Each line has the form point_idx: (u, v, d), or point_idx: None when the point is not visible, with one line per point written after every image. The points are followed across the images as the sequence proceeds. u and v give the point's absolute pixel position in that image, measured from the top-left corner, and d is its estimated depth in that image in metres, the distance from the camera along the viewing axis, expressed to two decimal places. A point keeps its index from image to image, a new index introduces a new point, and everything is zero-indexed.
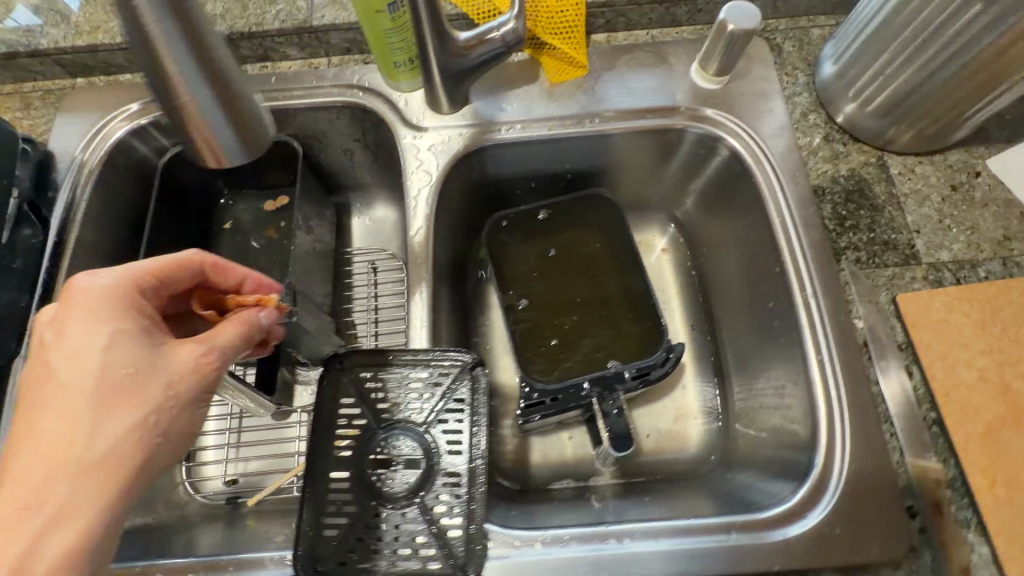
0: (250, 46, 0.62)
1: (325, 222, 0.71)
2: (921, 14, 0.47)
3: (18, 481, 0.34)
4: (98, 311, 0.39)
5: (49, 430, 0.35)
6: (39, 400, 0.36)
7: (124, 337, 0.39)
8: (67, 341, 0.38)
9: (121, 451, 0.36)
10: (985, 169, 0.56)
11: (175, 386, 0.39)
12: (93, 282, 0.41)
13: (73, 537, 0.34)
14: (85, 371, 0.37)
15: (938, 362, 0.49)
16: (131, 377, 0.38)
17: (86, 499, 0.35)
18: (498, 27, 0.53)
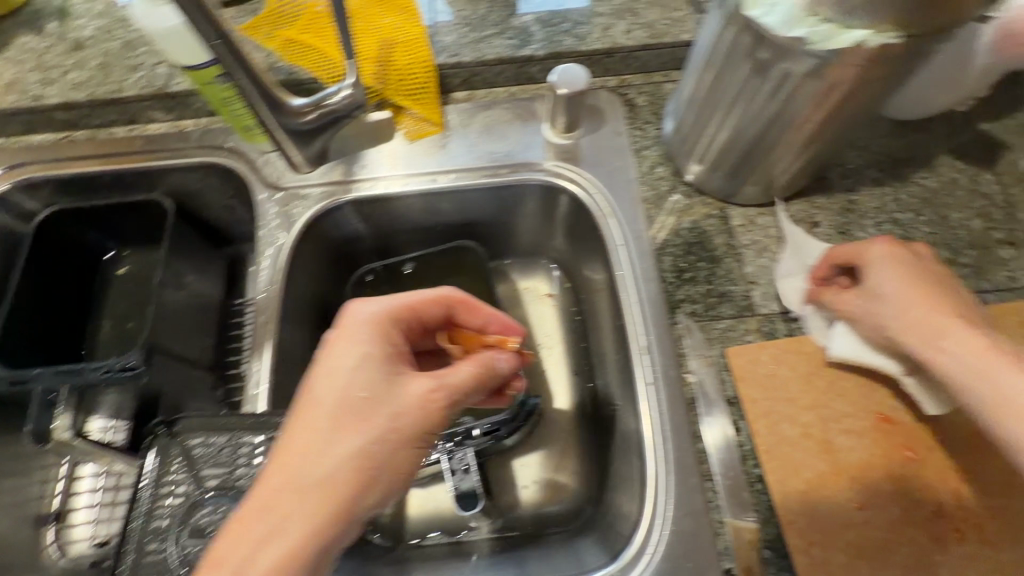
0: (114, 111, 0.64)
1: (207, 276, 0.72)
2: (717, 82, 0.48)
3: (247, 499, 0.35)
4: (357, 334, 0.41)
5: (296, 444, 0.36)
6: (300, 413, 0.38)
7: (371, 362, 0.40)
8: (323, 361, 0.40)
9: (340, 477, 0.36)
10: (823, 220, 0.57)
11: (397, 418, 0.38)
12: (360, 312, 0.43)
13: (281, 562, 0.33)
14: (332, 392, 0.38)
15: (762, 418, 0.48)
16: (366, 400, 0.38)
17: (295, 522, 0.34)
18: (336, 93, 0.55)
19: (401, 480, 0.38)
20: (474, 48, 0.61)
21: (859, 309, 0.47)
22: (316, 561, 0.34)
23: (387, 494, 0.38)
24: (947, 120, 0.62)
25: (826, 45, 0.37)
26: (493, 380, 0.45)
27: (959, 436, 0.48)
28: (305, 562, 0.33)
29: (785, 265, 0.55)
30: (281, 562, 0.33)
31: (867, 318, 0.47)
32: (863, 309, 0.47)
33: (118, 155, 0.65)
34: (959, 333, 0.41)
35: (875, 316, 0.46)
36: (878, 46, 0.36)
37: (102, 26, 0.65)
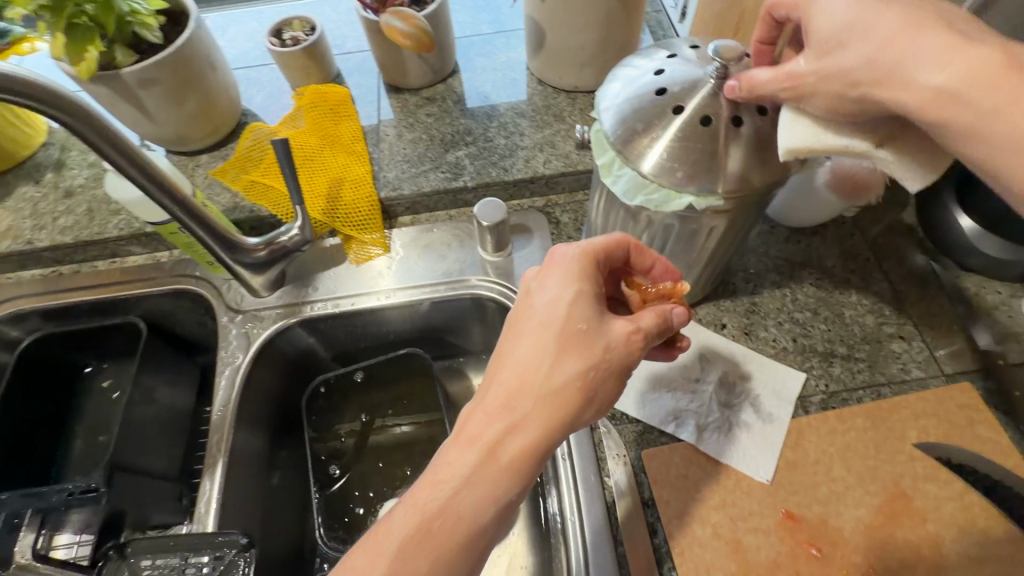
0: (97, 248, 0.72)
1: (177, 388, 0.77)
2: (609, 217, 0.56)
3: (492, 393, 0.39)
4: (574, 268, 0.43)
5: (525, 357, 0.40)
6: (523, 327, 0.41)
7: (588, 294, 0.42)
8: (546, 288, 0.43)
9: (568, 393, 0.39)
10: (729, 322, 0.63)
11: (611, 351, 0.40)
12: (568, 250, 0.45)
13: (525, 450, 0.38)
14: (557, 317, 0.41)
15: (675, 520, 0.52)
16: (586, 329, 0.40)
17: (536, 422, 0.38)
18: (286, 232, 0.63)
19: (609, 403, 0.41)
20: (413, 183, 0.71)
21: (815, 78, 0.40)
22: (548, 454, 0.39)
23: (598, 413, 0.41)
24: (837, 225, 0.70)
25: (666, 206, 0.44)
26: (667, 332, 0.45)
27: (862, 530, 0.50)
28: (542, 454, 0.38)
29: (655, 379, 0.59)
30: (525, 449, 0.38)
31: (829, 84, 0.40)
32: (820, 75, 0.40)
33: (97, 285, 0.73)
34: (943, 59, 0.37)
35: (837, 74, 0.39)
36: (706, 204, 0.43)
37: (92, 175, 0.75)
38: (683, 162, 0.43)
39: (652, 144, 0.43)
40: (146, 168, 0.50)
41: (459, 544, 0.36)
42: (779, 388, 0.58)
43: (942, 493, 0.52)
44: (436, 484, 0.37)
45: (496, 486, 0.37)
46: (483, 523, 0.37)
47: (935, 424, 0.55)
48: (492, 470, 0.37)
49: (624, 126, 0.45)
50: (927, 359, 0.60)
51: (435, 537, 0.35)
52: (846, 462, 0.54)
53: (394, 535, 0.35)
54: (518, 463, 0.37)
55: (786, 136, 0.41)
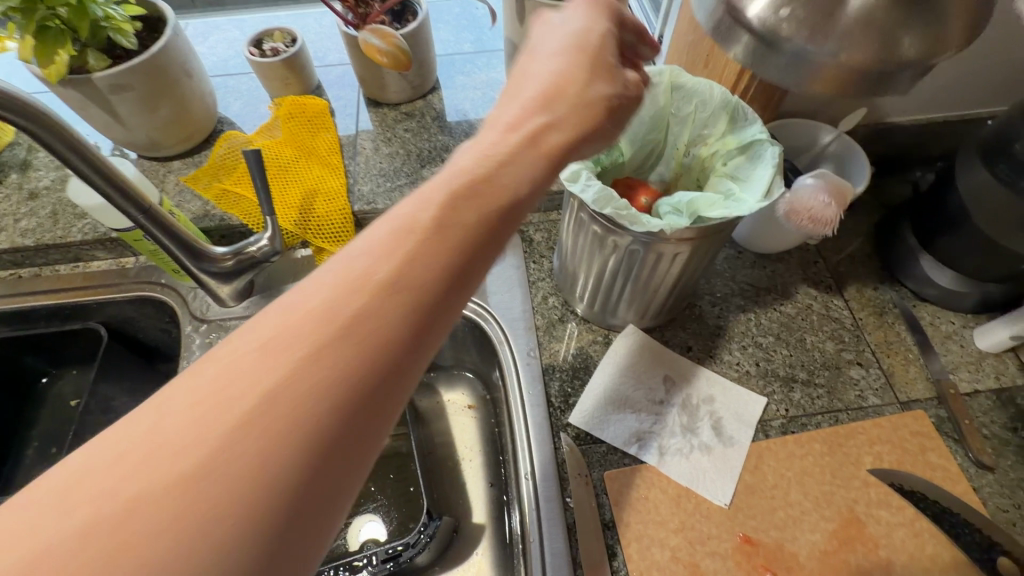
0: (59, 252, 0.70)
1: (138, 396, 0.75)
2: (579, 238, 0.57)
3: (523, 93, 0.38)
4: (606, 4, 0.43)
5: (559, 64, 0.39)
6: (549, 45, 0.40)
7: (615, 29, 0.42)
8: (575, 16, 0.42)
9: (600, 105, 0.39)
10: (696, 345, 0.64)
11: (633, 84, 0.41)
12: None
13: (564, 144, 0.37)
14: (593, 34, 0.41)
15: (634, 542, 0.52)
16: (616, 56, 0.41)
17: (572, 119, 0.37)
18: (256, 242, 0.62)
19: (615, 140, 0.42)
20: (388, 196, 0.71)
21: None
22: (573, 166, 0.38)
23: (606, 148, 0.41)
24: (802, 252, 0.72)
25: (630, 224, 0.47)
26: None
27: (816, 555, 0.51)
28: (572, 156, 0.38)
29: (620, 402, 0.60)
30: (567, 140, 0.37)
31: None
32: None
33: (59, 291, 0.71)
34: None
35: None
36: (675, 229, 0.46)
37: (58, 177, 0.74)
38: (794, 19, 0.37)
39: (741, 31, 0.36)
40: (108, 172, 0.49)
41: (500, 215, 0.32)
42: (741, 412, 0.59)
43: (893, 519, 0.53)
44: (477, 156, 0.33)
45: (539, 166, 0.35)
46: (522, 202, 0.34)
47: (889, 450, 0.57)
48: (535, 151, 0.35)
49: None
50: (884, 386, 0.61)
51: (482, 196, 0.32)
52: (803, 487, 0.55)
53: (433, 196, 0.31)
54: (559, 154, 0.36)
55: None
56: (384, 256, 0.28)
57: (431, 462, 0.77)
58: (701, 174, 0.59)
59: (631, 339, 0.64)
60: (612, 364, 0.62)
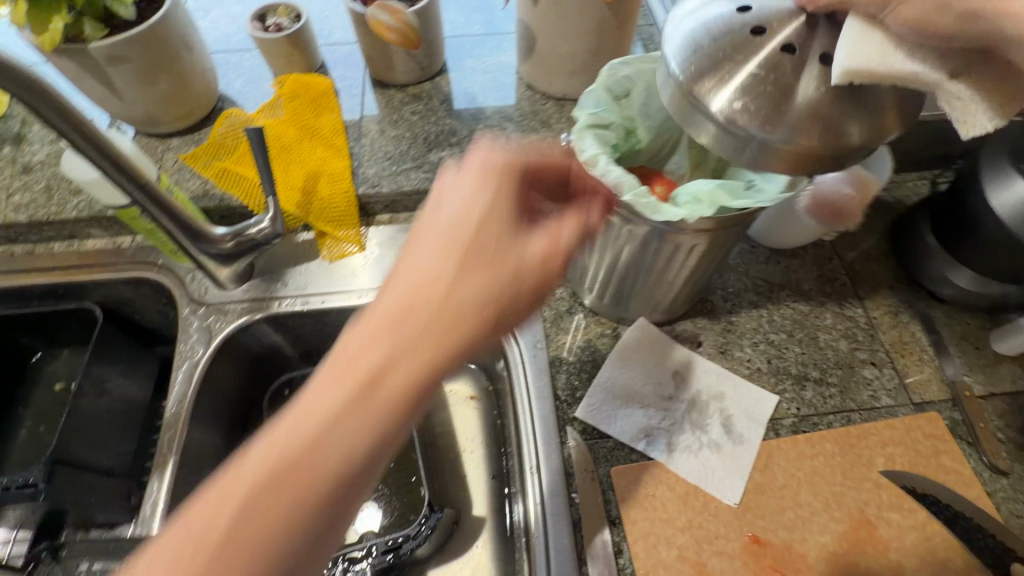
0: (53, 229, 0.68)
1: (132, 378, 0.73)
2: (593, 227, 0.55)
3: (382, 304, 0.33)
4: (492, 180, 0.37)
5: (423, 264, 0.34)
6: (421, 237, 0.36)
7: (506, 200, 0.37)
8: (454, 199, 0.37)
9: (468, 320, 0.34)
10: (706, 340, 0.63)
11: (519, 273, 0.36)
12: (491, 152, 0.38)
13: (413, 376, 0.32)
14: (466, 220, 0.36)
15: (640, 540, 0.51)
16: (492, 241, 0.36)
17: (430, 351, 0.33)
18: (256, 224, 0.59)
19: (510, 330, 0.37)
20: (394, 179, 0.69)
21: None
22: (439, 388, 0.34)
23: (499, 339, 0.37)
24: (815, 248, 0.70)
25: (651, 213, 0.45)
26: (587, 236, 0.41)
27: (826, 557, 0.50)
28: (433, 388, 0.34)
29: (628, 397, 0.59)
30: (415, 370, 0.32)
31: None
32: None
33: (54, 270, 0.69)
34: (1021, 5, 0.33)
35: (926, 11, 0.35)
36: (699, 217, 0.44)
37: (52, 151, 0.71)
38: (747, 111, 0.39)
39: (717, 86, 0.40)
40: (101, 144, 0.46)
41: (332, 483, 0.31)
42: (752, 410, 0.58)
43: (904, 522, 0.52)
44: (304, 409, 0.31)
45: (376, 419, 0.32)
46: (364, 455, 0.32)
47: (901, 452, 0.55)
48: (370, 401, 0.32)
49: (688, 54, 0.42)
50: (897, 387, 0.60)
51: (299, 482, 0.30)
52: (813, 487, 0.53)
53: (248, 473, 0.30)
54: (405, 389, 0.32)
55: (848, 53, 0.37)
56: (196, 550, 0.28)
57: (432, 453, 0.76)
58: (719, 164, 0.57)
59: (639, 333, 0.62)
60: (620, 358, 0.61)
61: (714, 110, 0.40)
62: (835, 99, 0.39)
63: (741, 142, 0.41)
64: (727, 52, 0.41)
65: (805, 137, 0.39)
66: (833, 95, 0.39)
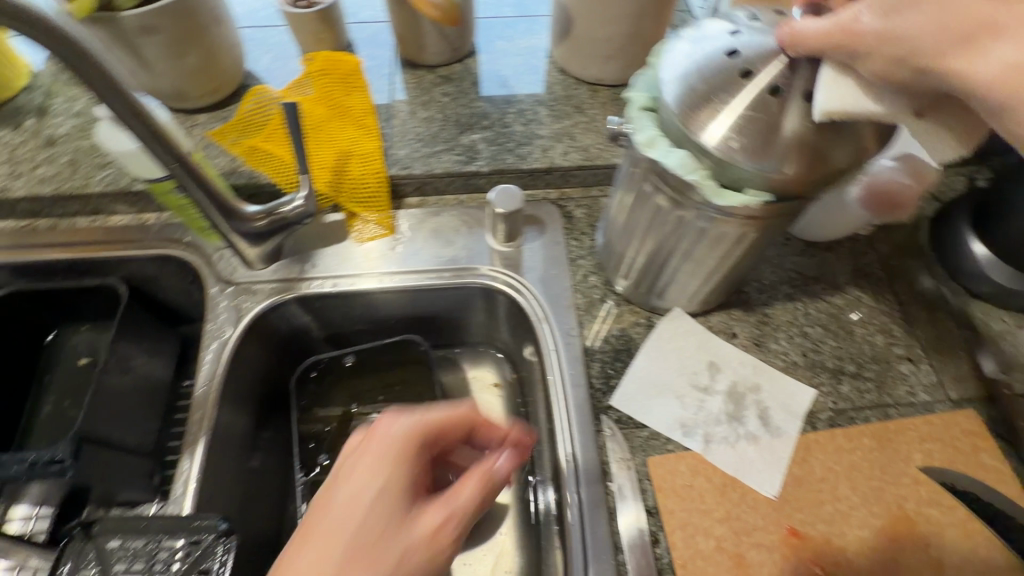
0: (78, 204, 0.67)
1: (154, 357, 0.73)
2: (637, 213, 0.54)
3: (289, 563, 0.38)
4: (386, 458, 0.43)
5: (310, 554, 0.38)
6: (321, 525, 0.40)
7: (403, 477, 0.42)
8: (348, 480, 0.42)
9: None
10: (741, 331, 0.62)
11: (406, 556, 0.39)
12: (392, 426, 0.44)
13: None
14: (353, 519, 0.40)
15: (678, 530, 0.50)
16: (379, 537, 0.39)
17: None
18: (289, 202, 0.58)
19: None
20: (425, 162, 0.67)
21: (874, 40, 0.36)
22: None
23: None
24: (850, 242, 0.69)
25: (710, 196, 0.44)
26: (490, 498, 0.45)
27: (865, 551, 0.50)
28: None
29: (663, 386, 0.58)
30: None
31: (885, 47, 0.35)
32: (877, 37, 0.36)
33: (78, 245, 0.67)
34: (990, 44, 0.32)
35: (901, 39, 0.35)
36: (757, 202, 0.43)
37: (77, 124, 0.70)
38: (743, 146, 0.41)
39: (716, 116, 0.42)
40: (141, 114, 0.45)
41: None
42: (788, 402, 0.57)
43: (943, 519, 0.51)
44: None
45: None
46: None
47: (939, 448, 0.55)
48: None
49: (682, 92, 0.44)
50: (934, 384, 0.60)
51: None
52: (851, 482, 0.53)
53: None
54: None
55: (826, 97, 0.38)
56: None
57: None
58: None
59: (675, 323, 0.61)
60: (655, 347, 0.60)
61: (708, 144, 0.42)
62: (818, 133, 0.41)
63: (735, 172, 0.43)
64: (716, 92, 0.42)
65: (792, 166, 0.41)
66: (816, 130, 0.41)
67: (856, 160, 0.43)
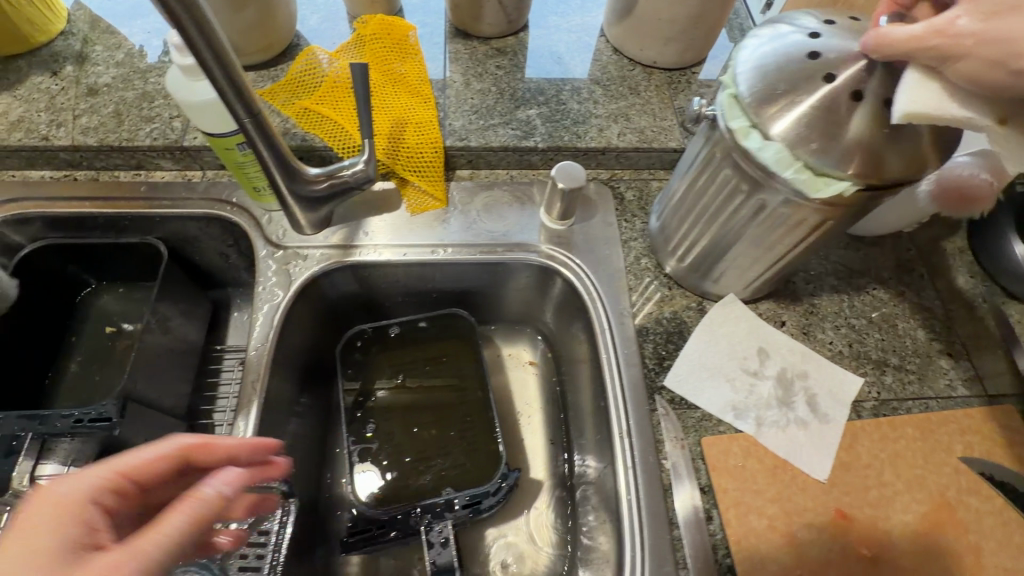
0: (121, 156, 0.65)
1: (190, 320, 0.71)
2: (705, 196, 0.54)
3: None
4: (51, 511, 0.31)
5: None
6: None
7: (73, 528, 0.31)
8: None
9: None
10: (789, 320, 0.63)
11: None
12: (59, 482, 0.33)
13: None
14: None
15: (732, 508, 0.52)
16: None
17: None
18: (350, 166, 0.57)
19: None
20: (481, 134, 0.67)
21: (972, 42, 0.33)
22: None
23: None
24: (892, 238, 0.71)
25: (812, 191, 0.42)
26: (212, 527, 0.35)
27: (908, 535, 0.52)
28: None
29: (715, 369, 0.59)
30: None
31: (984, 50, 0.33)
32: (976, 40, 0.33)
33: (118, 199, 0.65)
34: None
35: (999, 40, 0.32)
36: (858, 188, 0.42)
37: (119, 73, 0.68)
38: (806, 141, 0.41)
39: (780, 113, 0.42)
40: (230, 68, 0.44)
41: None
42: (835, 391, 0.59)
43: (982, 507, 0.53)
44: None
45: None
46: None
47: (979, 440, 0.57)
48: None
49: (758, 85, 0.43)
50: (972, 378, 0.62)
51: None
52: (895, 468, 0.55)
53: None
54: None
55: (907, 101, 0.37)
56: None
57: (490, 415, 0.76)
58: None
59: (725, 308, 0.62)
60: (706, 331, 0.61)
61: (772, 134, 0.42)
62: (884, 139, 0.40)
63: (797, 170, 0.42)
64: (787, 84, 0.42)
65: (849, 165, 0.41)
66: (878, 134, 0.40)
67: (908, 170, 0.41)
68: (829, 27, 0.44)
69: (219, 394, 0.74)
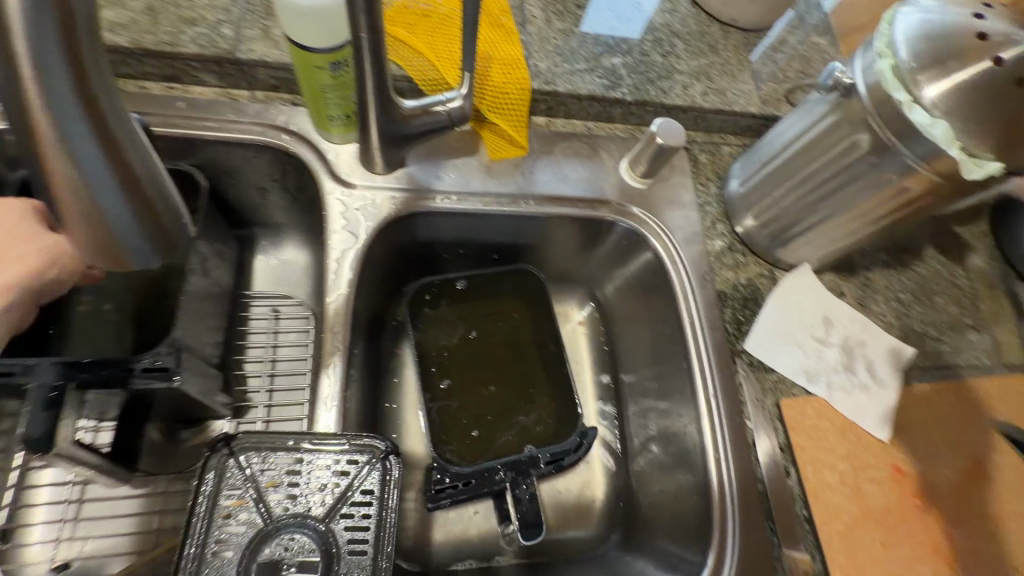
0: (157, 64, 0.56)
1: (224, 260, 0.64)
2: (808, 167, 0.55)
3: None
4: None
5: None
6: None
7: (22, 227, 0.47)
8: None
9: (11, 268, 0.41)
10: (848, 291, 0.67)
11: None
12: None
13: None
14: None
15: (810, 464, 0.56)
16: None
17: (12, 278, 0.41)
18: (444, 102, 0.52)
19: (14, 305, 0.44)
20: (567, 79, 0.63)
21: None
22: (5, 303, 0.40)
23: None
24: (932, 219, 0.75)
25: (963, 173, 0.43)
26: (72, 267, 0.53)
27: (950, 487, 0.58)
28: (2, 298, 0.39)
29: (791, 335, 0.61)
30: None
31: None
32: None
33: (149, 113, 0.56)
34: None
35: None
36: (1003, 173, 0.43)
37: None
38: (952, 116, 0.42)
39: (933, 82, 0.43)
40: None
41: None
42: (890, 358, 0.63)
43: (1005, 463, 0.60)
44: None
45: None
46: None
47: (1001, 405, 0.63)
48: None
49: (914, 54, 0.43)
50: (993, 350, 0.68)
51: None
52: (939, 430, 0.60)
53: None
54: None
55: None
56: None
57: None
58: None
59: (798, 277, 0.64)
60: (779, 299, 0.63)
61: (923, 101, 0.43)
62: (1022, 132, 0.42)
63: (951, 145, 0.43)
64: (945, 58, 0.42)
65: (975, 142, 0.42)
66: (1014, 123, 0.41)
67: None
68: (987, 11, 0.44)
69: (253, 343, 0.68)
